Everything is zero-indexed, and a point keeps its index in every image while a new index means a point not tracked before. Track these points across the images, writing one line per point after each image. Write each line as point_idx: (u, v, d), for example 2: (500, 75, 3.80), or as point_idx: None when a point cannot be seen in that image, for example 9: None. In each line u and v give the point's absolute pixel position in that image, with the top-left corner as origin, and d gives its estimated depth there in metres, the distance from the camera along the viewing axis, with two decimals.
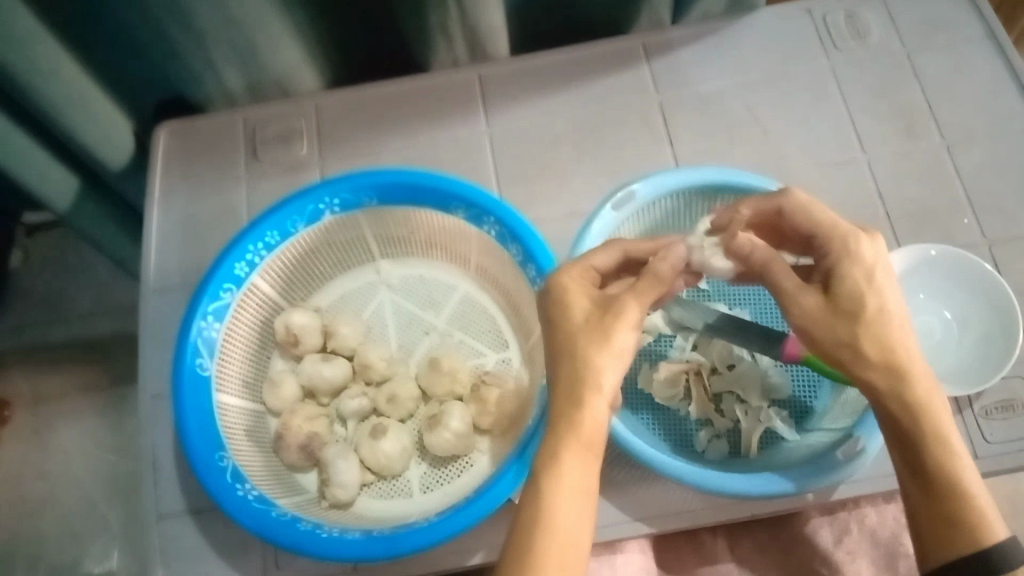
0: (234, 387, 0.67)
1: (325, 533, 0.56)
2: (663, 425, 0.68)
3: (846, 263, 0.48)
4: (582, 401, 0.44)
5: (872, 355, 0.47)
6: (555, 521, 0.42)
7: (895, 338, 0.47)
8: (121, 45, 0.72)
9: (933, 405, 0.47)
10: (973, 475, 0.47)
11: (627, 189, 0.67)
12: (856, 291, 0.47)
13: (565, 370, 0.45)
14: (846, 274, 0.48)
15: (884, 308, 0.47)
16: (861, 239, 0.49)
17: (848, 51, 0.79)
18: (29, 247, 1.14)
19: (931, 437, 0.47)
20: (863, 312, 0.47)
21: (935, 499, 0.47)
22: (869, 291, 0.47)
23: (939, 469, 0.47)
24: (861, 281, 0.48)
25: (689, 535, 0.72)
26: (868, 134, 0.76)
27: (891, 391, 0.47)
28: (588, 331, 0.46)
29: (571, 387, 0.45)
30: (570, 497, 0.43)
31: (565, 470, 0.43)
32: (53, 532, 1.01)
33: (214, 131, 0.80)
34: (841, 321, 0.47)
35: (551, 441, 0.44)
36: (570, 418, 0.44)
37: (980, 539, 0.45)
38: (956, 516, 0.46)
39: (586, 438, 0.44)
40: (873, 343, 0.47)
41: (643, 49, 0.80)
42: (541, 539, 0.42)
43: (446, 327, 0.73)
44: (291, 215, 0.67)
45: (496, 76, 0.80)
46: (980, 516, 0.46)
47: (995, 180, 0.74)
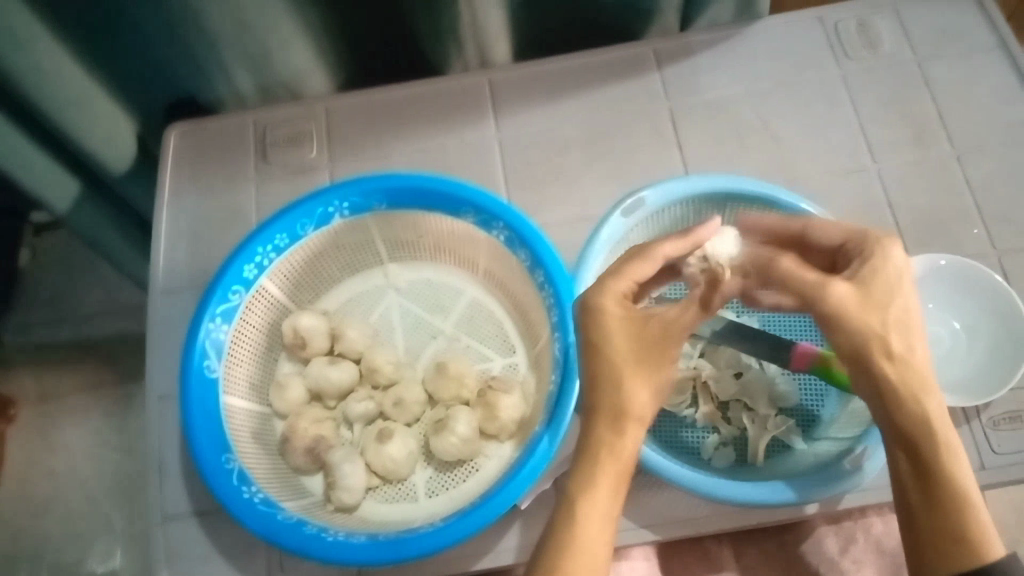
0: (241, 389, 0.67)
1: (330, 537, 0.56)
2: (670, 431, 0.68)
3: (877, 263, 0.47)
4: (620, 429, 0.46)
5: (898, 351, 0.45)
6: (585, 544, 0.44)
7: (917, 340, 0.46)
8: (132, 47, 0.72)
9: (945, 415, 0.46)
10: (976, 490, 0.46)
11: (637, 196, 0.67)
12: (882, 287, 0.46)
13: (606, 396, 0.46)
14: (878, 273, 0.47)
15: (906, 312, 0.46)
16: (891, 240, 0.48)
17: (859, 59, 0.79)
18: (37, 246, 1.14)
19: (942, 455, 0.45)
20: (891, 305, 0.46)
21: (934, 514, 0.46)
22: (896, 292, 0.46)
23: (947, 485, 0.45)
24: (892, 280, 0.47)
25: (695, 542, 0.72)
26: (878, 142, 0.76)
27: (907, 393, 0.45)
28: (635, 360, 0.46)
29: (610, 412, 0.46)
30: (603, 521, 0.45)
31: (598, 491, 0.45)
32: (57, 531, 1.01)
33: (224, 132, 0.80)
34: (873, 312, 0.46)
35: (585, 463, 0.46)
36: (609, 444, 0.46)
37: (983, 555, 0.44)
38: (959, 530, 0.45)
39: (623, 461, 0.46)
40: (897, 343, 0.45)
41: (653, 55, 0.80)
42: (569, 561, 0.44)
43: (453, 332, 0.73)
44: (301, 218, 0.68)
45: (506, 81, 0.80)
46: (983, 532, 0.45)
47: (1005, 191, 0.73)
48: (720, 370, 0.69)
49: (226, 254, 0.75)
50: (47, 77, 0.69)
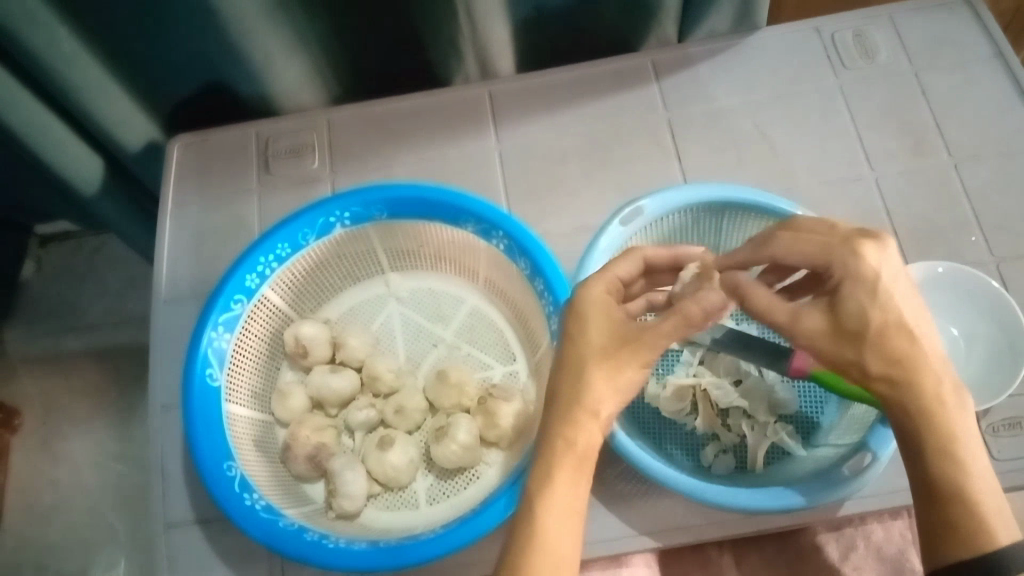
0: (244, 398, 0.68)
1: (331, 544, 0.57)
2: (670, 441, 0.69)
3: (848, 286, 0.44)
4: (575, 420, 0.45)
5: (878, 369, 0.43)
6: (548, 540, 0.42)
7: (903, 349, 0.43)
8: (140, 57, 0.73)
9: (946, 402, 0.43)
10: (984, 478, 0.43)
11: (635, 204, 0.67)
12: (857, 309, 0.43)
13: (570, 387, 0.45)
14: (849, 297, 0.44)
15: (891, 320, 0.43)
16: (863, 244, 0.44)
17: (856, 69, 0.80)
18: (43, 256, 1.15)
19: (938, 444, 0.43)
20: (867, 330, 0.43)
21: (934, 506, 0.44)
22: (873, 306, 0.43)
23: (942, 474, 0.43)
24: (865, 298, 0.43)
25: (695, 550, 0.73)
26: (876, 151, 0.76)
27: (895, 397, 0.44)
28: (602, 356, 0.46)
29: (571, 400, 0.45)
30: (562, 514, 0.43)
31: (557, 483, 0.44)
32: (61, 541, 1.01)
33: (227, 143, 0.81)
34: (847, 343, 0.44)
35: (544, 455, 0.45)
36: (568, 436, 0.44)
37: (980, 546, 0.41)
38: (955, 520, 0.42)
39: (581, 453, 0.44)
40: (877, 359, 0.43)
41: (652, 66, 0.81)
42: (534, 559, 0.42)
43: (454, 340, 0.73)
44: (302, 227, 0.68)
45: (505, 92, 0.81)
46: (984, 521, 0.42)
47: (1002, 199, 0.74)
48: (719, 377, 0.69)
49: (228, 264, 0.75)
50: None
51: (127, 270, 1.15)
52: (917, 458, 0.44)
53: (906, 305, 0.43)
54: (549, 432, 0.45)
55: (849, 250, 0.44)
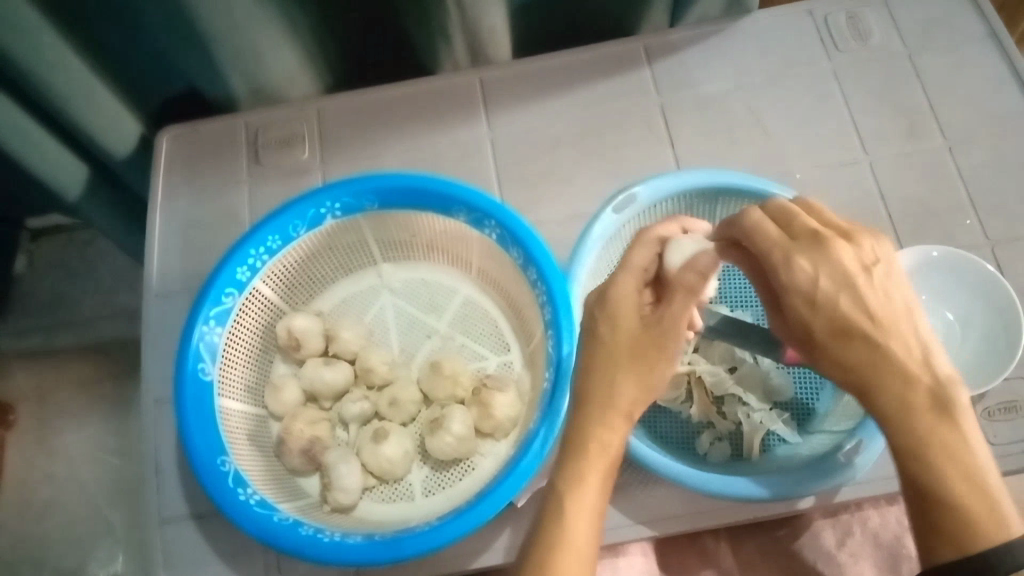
0: (236, 392, 0.67)
1: (325, 538, 0.56)
2: (666, 427, 0.68)
3: (784, 298, 0.44)
4: (606, 420, 0.46)
5: (859, 360, 0.42)
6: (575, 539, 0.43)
7: (859, 355, 0.42)
8: (129, 49, 0.72)
9: (919, 404, 0.41)
10: (970, 478, 0.41)
11: (628, 192, 0.67)
12: (816, 314, 0.43)
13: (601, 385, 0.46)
14: (788, 307, 0.44)
15: (837, 327, 0.43)
16: (797, 254, 0.43)
17: (850, 52, 0.79)
18: (34, 251, 1.14)
19: (914, 447, 0.41)
20: (817, 339, 0.43)
21: (924, 512, 0.42)
22: (813, 315, 0.43)
23: (926, 480, 0.41)
24: (804, 307, 0.43)
25: (692, 538, 0.73)
26: (870, 135, 0.76)
27: (878, 402, 0.42)
28: (635, 354, 0.47)
29: (602, 402, 0.46)
30: (588, 513, 0.44)
31: (587, 483, 0.44)
32: (58, 536, 1.01)
33: (217, 135, 0.80)
34: (838, 338, 0.43)
35: (574, 454, 0.45)
36: (598, 436, 0.46)
37: (965, 549, 0.40)
38: (942, 526, 0.41)
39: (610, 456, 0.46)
40: (832, 363, 0.44)
41: (644, 51, 0.80)
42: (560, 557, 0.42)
43: (448, 331, 0.73)
44: (293, 219, 0.67)
45: (496, 79, 0.80)
46: (968, 526, 0.40)
47: (996, 181, 0.73)
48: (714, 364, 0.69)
49: (219, 257, 0.75)
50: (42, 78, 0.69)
51: (118, 263, 1.14)
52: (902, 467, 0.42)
53: (852, 308, 0.42)
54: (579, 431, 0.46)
55: (782, 256, 0.44)
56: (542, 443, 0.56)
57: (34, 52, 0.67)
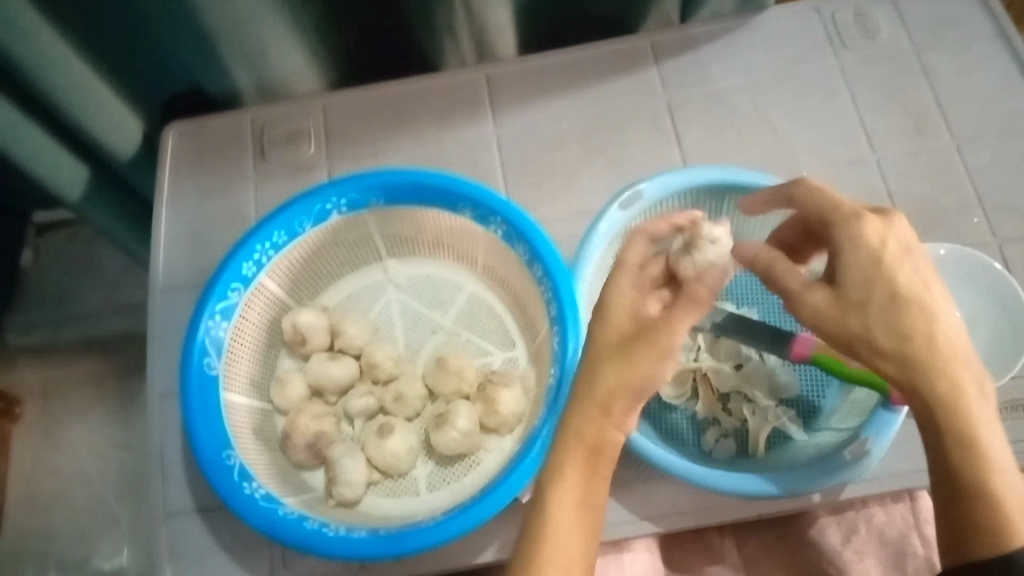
0: (242, 386, 0.67)
1: (331, 532, 0.56)
2: (670, 423, 0.68)
3: (847, 249, 0.47)
4: (584, 413, 0.45)
5: (891, 342, 0.45)
6: (558, 529, 0.44)
7: (916, 323, 0.45)
8: (132, 45, 0.72)
9: (966, 394, 0.45)
10: (1005, 473, 0.44)
11: (634, 188, 0.66)
12: (864, 283, 0.46)
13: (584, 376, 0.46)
14: (849, 260, 0.47)
15: (899, 297, 0.45)
16: (866, 217, 0.48)
17: (857, 50, 0.79)
18: (41, 246, 1.14)
19: (960, 434, 0.44)
20: (869, 297, 0.46)
21: (955, 502, 0.44)
22: (872, 280, 0.46)
23: (968, 470, 0.44)
24: (866, 262, 0.46)
25: (696, 534, 0.73)
26: (877, 133, 0.76)
27: (915, 385, 0.45)
28: (617, 349, 0.45)
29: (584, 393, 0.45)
30: (575, 509, 0.44)
31: (569, 481, 0.44)
32: (64, 529, 1.02)
33: (222, 130, 0.80)
34: (892, 308, 0.45)
35: (557, 450, 0.45)
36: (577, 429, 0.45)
37: (1001, 545, 0.42)
38: (976, 518, 0.43)
39: (590, 448, 0.45)
40: (886, 330, 0.45)
41: (651, 48, 0.80)
42: (546, 550, 0.43)
43: (453, 327, 0.73)
44: (299, 215, 0.67)
45: (503, 76, 0.80)
46: (1005, 520, 0.43)
47: (1004, 179, 0.73)
48: (719, 361, 0.69)
49: (225, 251, 0.75)
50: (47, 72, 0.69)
51: (123, 258, 1.14)
52: (940, 452, 0.45)
53: (910, 279, 0.46)
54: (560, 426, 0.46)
55: (852, 216, 0.48)
56: (546, 438, 0.56)
57: (28, 52, 0.67)
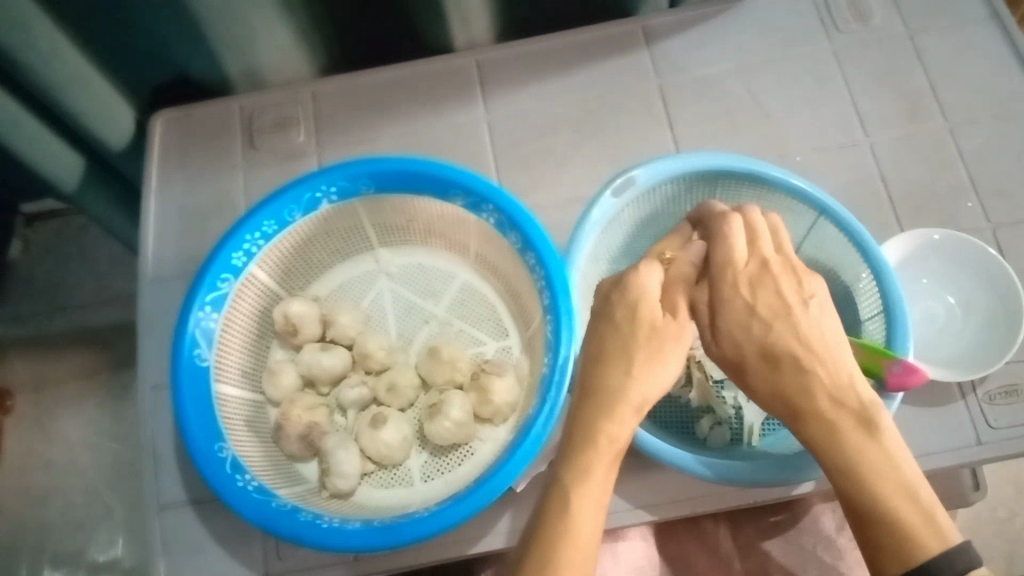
0: (233, 377, 0.67)
1: (325, 523, 0.56)
2: (664, 411, 0.69)
3: (722, 312, 0.47)
4: (615, 412, 0.45)
5: (773, 393, 0.46)
6: (579, 535, 0.43)
7: (790, 381, 0.45)
8: (119, 32, 0.71)
9: (845, 431, 0.44)
10: (902, 492, 0.43)
11: (627, 175, 0.65)
12: (737, 343, 0.47)
13: (613, 376, 0.46)
14: (724, 320, 0.47)
15: (769, 354, 0.46)
16: (740, 280, 0.48)
17: (850, 33, 0.78)
18: (29, 236, 1.13)
19: (845, 467, 0.44)
20: (746, 356, 0.46)
21: (864, 530, 0.44)
22: (746, 339, 0.46)
23: (862, 499, 0.43)
24: (745, 315, 0.47)
25: (691, 524, 0.72)
26: (871, 118, 0.75)
27: (801, 430, 0.46)
28: (643, 347, 0.47)
29: (612, 394, 0.45)
30: (592, 509, 0.44)
31: (593, 479, 0.44)
32: (58, 521, 1.01)
33: (211, 118, 0.79)
34: (764, 367, 0.46)
35: (581, 447, 0.45)
36: (608, 431, 0.45)
37: (907, 561, 0.41)
38: (882, 541, 0.43)
39: (617, 450, 0.45)
40: (765, 386, 0.46)
41: (643, 33, 0.79)
42: (563, 548, 0.42)
43: (446, 316, 0.72)
44: (288, 204, 0.67)
45: (494, 62, 0.79)
46: (907, 535, 0.42)
47: (999, 164, 0.73)
48: None
49: (216, 240, 0.74)
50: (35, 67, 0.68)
51: (112, 249, 1.13)
52: (837, 487, 0.45)
53: (786, 334, 0.45)
54: (587, 424, 0.45)
55: (726, 264, 0.49)
56: (543, 424, 0.56)
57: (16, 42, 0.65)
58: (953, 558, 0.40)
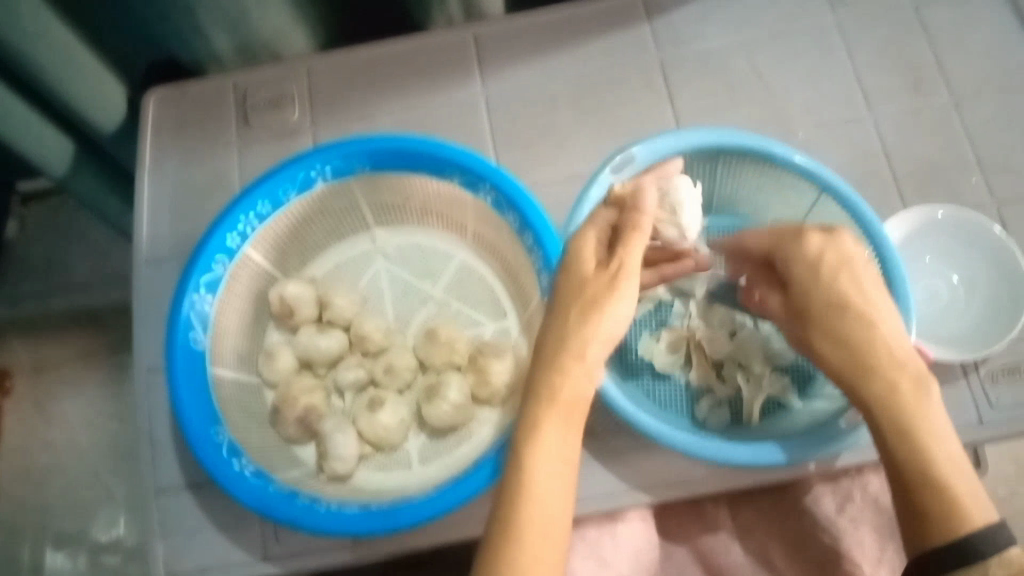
0: (230, 360, 0.66)
1: (323, 508, 0.56)
2: (665, 393, 0.67)
3: (790, 262, 0.51)
4: (562, 366, 0.43)
5: (833, 359, 0.47)
6: (534, 494, 0.41)
7: (851, 332, 0.47)
8: (106, 7, 0.69)
9: (904, 393, 0.45)
10: (955, 464, 0.43)
11: (626, 152, 0.64)
12: (800, 292, 0.50)
13: (554, 331, 0.44)
14: (794, 271, 0.50)
15: (833, 304, 0.48)
16: (808, 232, 0.51)
17: (855, 4, 0.76)
18: (24, 214, 1.11)
19: (902, 426, 0.44)
20: (813, 308, 0.49)
21: (907, 496, 0.43)
22: (815, 287, 0.49)
23: (914, 459, 0.43)
24: (809, 276, 0.49)
25: (693, 504, 0.73)
26: (875, 92, 0.74)
27: (852, 391, 0.47)
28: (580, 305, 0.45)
29: (554, 349, 0.44)
30: (550, 464, 0.42)
31: (544, 437, 0.42)
32: (60, 501, 1.02)
33: (204, 96, 0.78)
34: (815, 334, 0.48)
35: (531, 405, 0.43)
36: (550, 386, 0.43)
37: (953, 531, 0.41)
38: (928, 509, 0.42)
39: (566, 405, 0.43)
40: (828, 344, 0.47)
41: (643, 6, 0.77)
42: (521, 509, 0.41)
43: (443, 296, 0.72)
44: (283, 183, 0.66)
45: (490, 36, 0.77)
46: (956, 504, 0.41)
47: (1005, 138, 0.72)
48: (714, 329, 0.68)
49: (211, 221, 0.73)
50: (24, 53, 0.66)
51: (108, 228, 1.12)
52: (884, 445, 0.45)
53: (846, 288, 0.48)
54: (536, 384, 0.44)
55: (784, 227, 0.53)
56: None
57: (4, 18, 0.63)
58: (995, 532, 0.40)
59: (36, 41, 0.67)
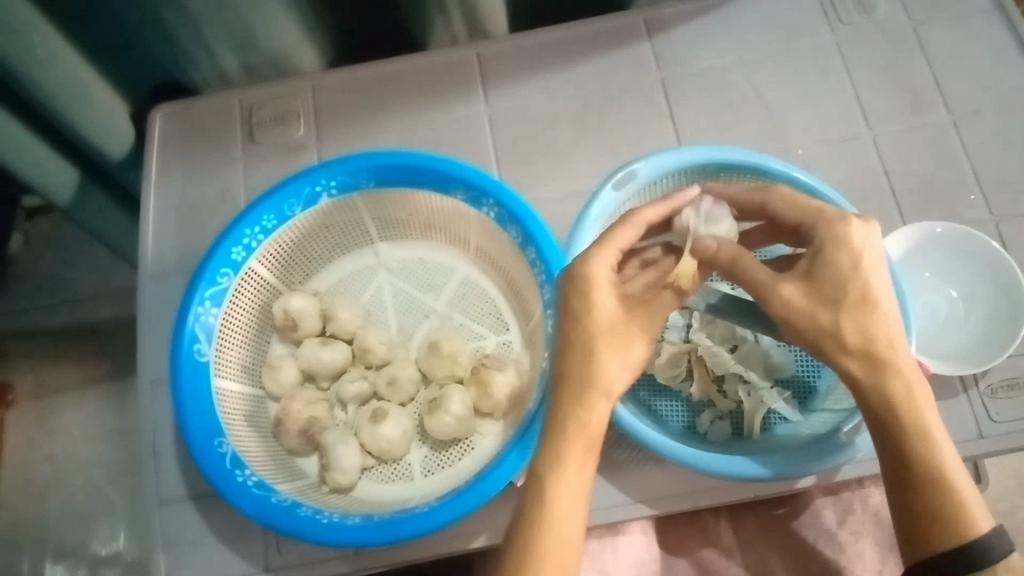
0: (233, 372, 0.67)
1: (325, 519, 0.56)
2: (669, 408, 0.68)
3: (829, 247, 0.45)
4: (587, 400, 0.44)
5: (853, 342, 0.44)
6: (560, 525, 0.43)
7: (881, 329, 0.44)
8: (115, 27, 0.70)
9: (919, 398, 0.45)
10: (960, 469, 0.45)
11: (628, 168, 0.65)
12: (834, 277, 0.45)
13: (576, 365, 0.45)
14: (830, 259, 0.45)
15: (868, 295, 0.44)
16: (850, 220, 0.46)
17: (853, 24, 0.77)
18: (29, 229, 1.12)
19: (916, 431, 0.44)
20: (846, 297, 0.44)
21: (912, 497, 0.45)
22: (851, 276, 0.45)
23: (924, 465, 0.44)
24: (846, 265, 0.45)
25: (692, 517, 0.72)
26: (873, 110, 0.75)
27: (873, 384, 0.45)
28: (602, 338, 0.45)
29: (579, 381, 0.45)
30: (574, 499, 0.43)
31: (570, 469, 0.43)
32: (60, 515, 1.01)
33: (211, 113, 0.79)
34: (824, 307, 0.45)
35: (553, 439, 0.44)
36: (576, 418, 0.44)
37: (961, 535, 0.43)
38: (935, 512, 0.44)
39: (591, 437, 0.44)
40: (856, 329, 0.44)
41: (644, 25, 0.78)
42: (544, 538, 0.42)
43: (446, 310, 0.72)
44: (288, 198, 0.67)
45: (494, 54, 0.78)
46: (962, 509, 0.44)
47: (1002, 156, 0.72)
48: (715, 343, 0.68)
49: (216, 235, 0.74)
50: (34, 75, 0.68)
51: None
52: (894, 446, 0.45)
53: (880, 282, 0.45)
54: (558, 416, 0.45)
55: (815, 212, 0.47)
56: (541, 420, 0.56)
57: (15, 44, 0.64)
58: (999, 540, 0.43)
59: (48, 68, 0.68)
